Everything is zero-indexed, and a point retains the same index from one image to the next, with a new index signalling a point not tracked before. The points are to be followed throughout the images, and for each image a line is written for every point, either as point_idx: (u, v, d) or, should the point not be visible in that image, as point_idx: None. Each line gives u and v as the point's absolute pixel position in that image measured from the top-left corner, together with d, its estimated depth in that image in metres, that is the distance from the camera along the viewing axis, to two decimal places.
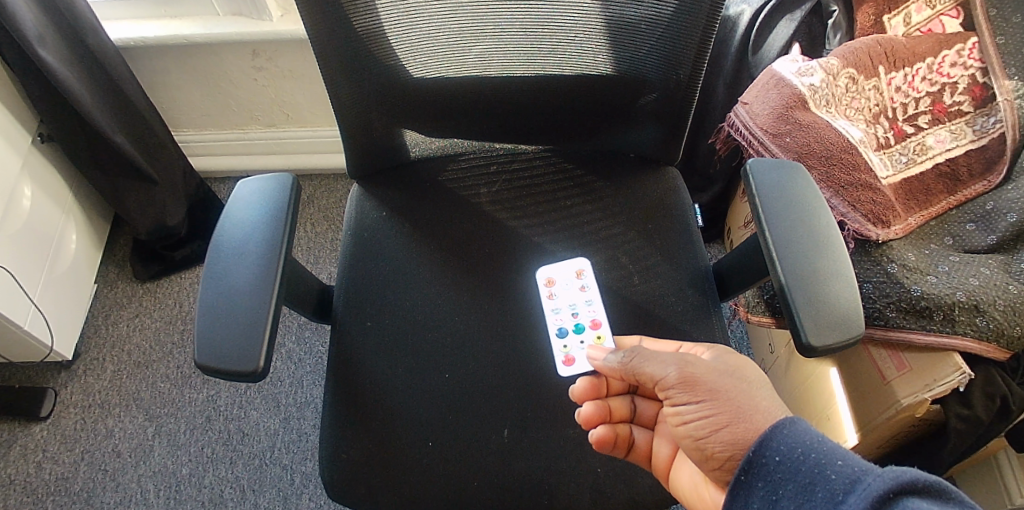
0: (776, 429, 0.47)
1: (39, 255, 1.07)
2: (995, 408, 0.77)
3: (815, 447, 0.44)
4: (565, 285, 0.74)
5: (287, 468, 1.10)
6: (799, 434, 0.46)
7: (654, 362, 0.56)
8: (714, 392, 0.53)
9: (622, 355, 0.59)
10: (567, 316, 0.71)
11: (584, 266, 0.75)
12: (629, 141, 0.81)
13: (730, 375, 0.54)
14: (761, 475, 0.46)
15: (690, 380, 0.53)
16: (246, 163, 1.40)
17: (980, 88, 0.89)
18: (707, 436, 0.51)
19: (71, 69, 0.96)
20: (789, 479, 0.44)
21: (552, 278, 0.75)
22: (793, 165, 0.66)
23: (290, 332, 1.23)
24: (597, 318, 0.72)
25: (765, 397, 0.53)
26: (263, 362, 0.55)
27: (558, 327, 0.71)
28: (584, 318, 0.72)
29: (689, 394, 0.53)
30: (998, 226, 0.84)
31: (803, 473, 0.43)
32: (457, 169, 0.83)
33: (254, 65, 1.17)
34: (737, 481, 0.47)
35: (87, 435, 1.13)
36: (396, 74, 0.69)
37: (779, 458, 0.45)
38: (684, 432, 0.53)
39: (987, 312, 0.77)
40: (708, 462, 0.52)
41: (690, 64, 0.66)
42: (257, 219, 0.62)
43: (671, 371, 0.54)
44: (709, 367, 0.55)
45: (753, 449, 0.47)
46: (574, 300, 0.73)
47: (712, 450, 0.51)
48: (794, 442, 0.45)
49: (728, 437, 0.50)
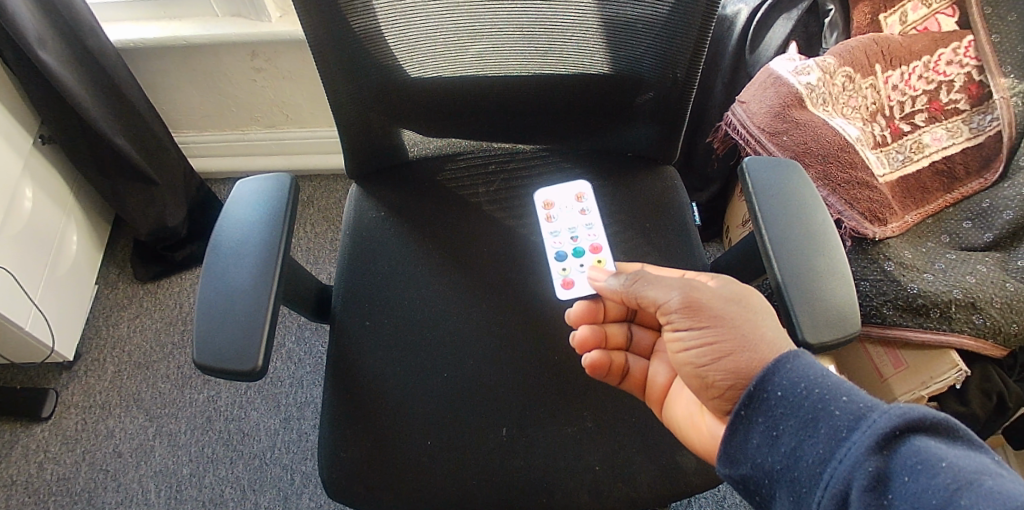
0: (779, 364, 0.47)
1: (41, 257, 1.08)
2: (992, 405, 0.80)
3: (819, 383, 0.45)
4: (564, 209, 0.77)
5: (287, 468, 1.10)
6: (802, 368, 0.46)
7: (657, 286, 0.56)
8: (718, 319, 0.52)
9: (626, 279, 0.59)
10: (566, 240, 0.75)
11: (585, 190, 0.78)
12: (627, 140, 0.81)
13: (735, 302, 0.53)
14: (763, 411, 0.46)
15: (694, 307, 0.53)
16: (246, 164, 1.41)
17: (976, 86, 0.90)
18: (707, 364, 0.52)
19: (71, 70, 0.96)
20: (791, 414, 0.44)
21: (551, 200, 0.78)
22: (790, 163, 0.66)
23: (290, 332, 1.23)
24: (597, 243, 0.75)
25: (771, 329, 0.52)
26: (262, 362, 0.55)
27: (557, 252, 0.74)
28: (584, 242, 0.75)
29: (691, 320, 0.53)
30: (994, 224, 0.85)
31: (806, 410, 0.44)
32: (456, 169, 0.83)
33: (253, 66, 1.18)
34: (737, 414, 0.47)
35: (88, 435, 1.13)
36: (393, 74, 0.69)
37: (782, 394, 0.45)
38: (685, 359, 0.54)
39: (983, 309, 0.78)
40: (708, 391, 0.53)
41: (687, 63, 0.66)
42: (256, 219, 0.63)
43: (674, 297, 0.54)
44: (714, 293, 0.54)
45: (756, 384, 0.47)
46: (574, 223, 0.76)
47: (713, 378, 0.52)
48: (798, 378, 0.46)
49: (730, 366, 0.51)
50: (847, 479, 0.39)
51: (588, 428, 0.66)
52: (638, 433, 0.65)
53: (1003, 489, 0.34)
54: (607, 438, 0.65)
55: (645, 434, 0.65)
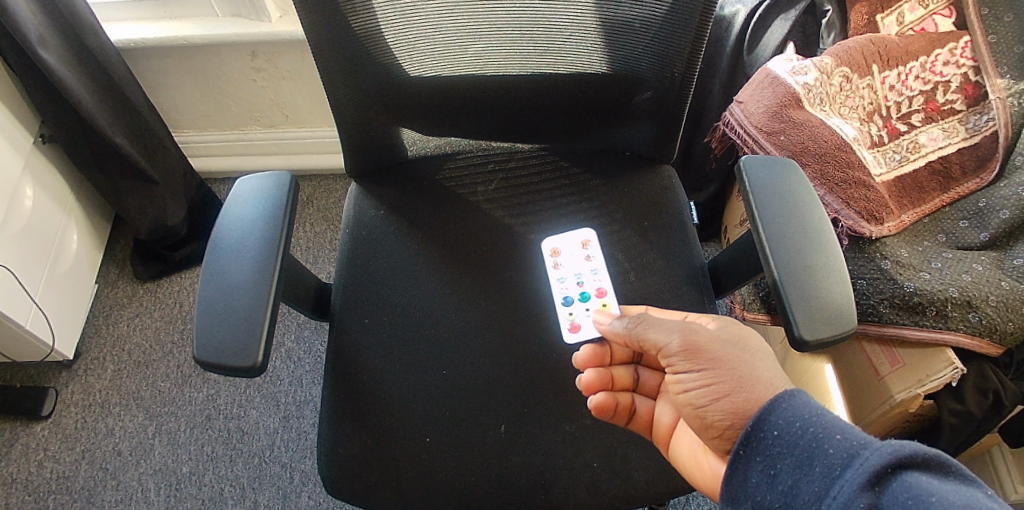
0: (775, 404, 0.47)
1: (41, 255, 1.08)
2: (988, 403, 0.80)
3: (814, 421, 0.45)
4: (570, 254, 0.75)
5: (287, 466, 1.11)
6: (798, 408, 0.46)
7: (657, 328, 0.57)
8: (716, 361, 0.53)
9: (627, 321, 0.60)
10: (572, 285, 0.73)
11: (591, 237, 0.77)
12: (625, 139, 0.81)
13: (734, 345, 0.54)
14: (760, 450, 0.46)
15: (693, 349, 0.54)
16: (246, 163, 1.41)
17: (972, 87, 0.91)
18: (707, 404, 0.52)
19: (72, 70, 0.97)
20: (787, 453, 0.45)
21: (557, 247, 0.76)
22: (787, 162, 0.67)
23: (290, 331, 1.24)
24: (602, 287, 0.74)
25: (767, 367, 0.53)
26: (262, 357, 0.55)
27: (563, 296, 0.73)
28: (590, 286, 0.73)
29: (691, 362, 0.54)
30: (991, 223, 0.85)
31: (802, 447, 0.44)
32: (455, 168, 0.83)
33: (253, 66, 1.18)
34: (736, 455, 0.48)
35: (88, 433, 1.14)
36: (393, 73, 0.70)
37: (778, 434, 0.46)
38: (685, 399, 0.54)
39: (980, 308, 0.79)
40: (708, 431, 0.53)
41: (684, 63, 0.66)
42: (256, 216, 0.63)
43: (675, 339, 0.55)
44: (713, 336, 0.55)
45: (752, 425, 0.47)
46: (579, 269, 0.74)
47: (712, 419, 0.52)
48: (793, 416, 0.46)
49: (728, 406, 0.51)
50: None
51: (586, 426, 0.66)
52: (636, 431, 0.65)
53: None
54: (605, 436, 0.65)
55: (644, 433, 0.65)
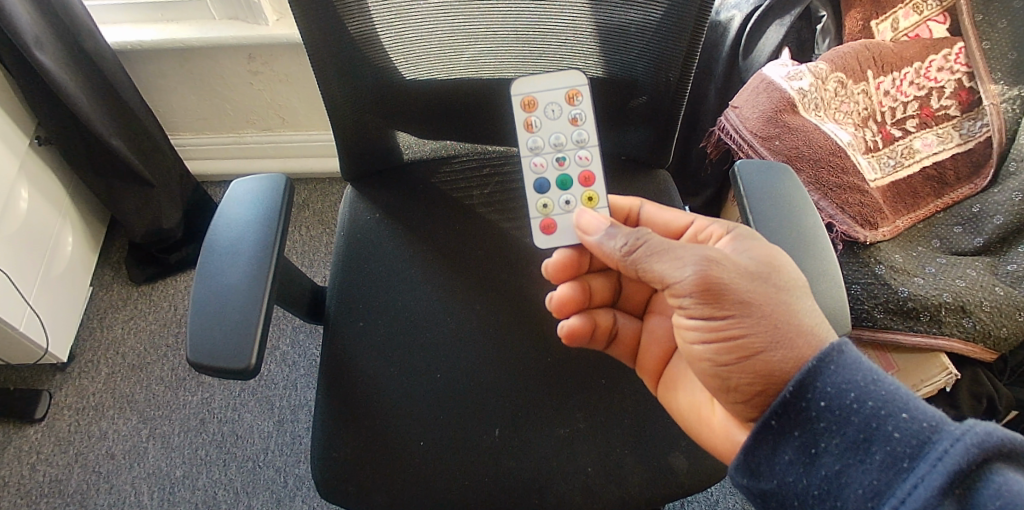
0: (822, 366, 0.42)
1: (36, 258, 1.08)
2: (982, 408, 0.82)
3: (872, 394, 0.41)
4: (548, 110, 0.63)
5: (281, 471, 1.10)
6: (850, 372, 0.42)
7: (665, 260, 0.49)
8: (744, 306, 0.47)
9: (626, 243, 0.53)
10: (551, 165, 0.63)
11: (580, 85, 0.62)
12: (621, 143, 0.81)
13: (761, 282, 0.48)
14: (799, 424, 0.42)
15: (713, 292, 0.47)
16: (241, 166, 1.40)
17: (966, 92, 0.92)
18: (728, 362, 0.48)
19: (68, 72, 0.97)
20: (836, 431, 0.41)
21: (534, 96, 0.63)
22: (782, 167, 0.67)
23: (285, 335, 1.23)
24: (588, 171, 0.63)
25: (806, 312, 0.48)
26: (255, 360, 0.55)
27: (537, 179, 0.63)
28: (572, 168, 0.63)
29: (713, 307, 0.48)
30: (985, 228, 0.86)
31: (855, 428, 0.40)
32: (450, 171, 0.83)
33: (250, 70, 1.19)
34: (767, 425, 0.44)
35: (81, 437, 1.13)
36: (388, 76, 0.70)
37: (825, 406, 0.42)
38: (702, 355, 0.50)
39: (973, 313, 0.79)
40: (729, 394, 0.50)
41: (680, 67, 0.66)
42: (251, 219, 0.63)
43: (688, 275, 0.48)
44: (739, 271, 0.48)
45: (793, 391, 0.43)
46: (561, 133, 0.63)
47: (735, 381, 0.48)
48: (846, 385, 0.41)
49: (757, 365, 0.47)
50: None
51: (581, 429, 0.66)
52: (631, 433, 0.65)
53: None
54: (600, 439, 0.65)
55: (639, 436, 0.65)
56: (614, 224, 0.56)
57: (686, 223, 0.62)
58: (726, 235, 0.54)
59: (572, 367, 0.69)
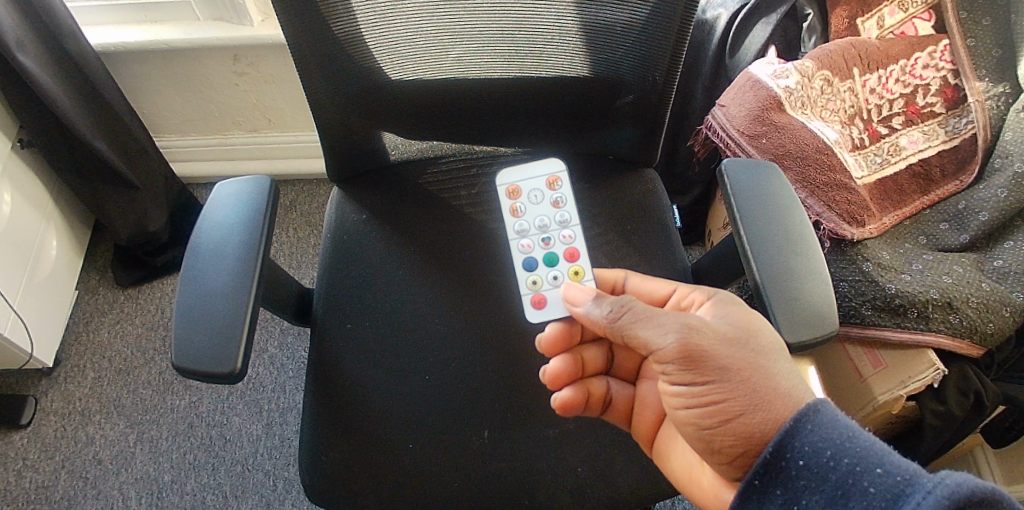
0: (798, 426, 0.42)
1: (21, 262, 1.07)
2: (969, 403, 0.80)
3: (848, 451, 0.40)
4: (531, 196, 0.67)
5: (270, 474, 1.10)
6: (826, 430, 0.41)
7: (648, 325, 0.49)
8: (724, 372, 0.46)
9: (610, 309, 0.52)
10: (537, 246, 0.65)
11: (560, 171, 0.68)
12: (609, 142, 0.81)
13: (743, 346, 0.47)
14: (780, 482, 0.42)
15: (694, 358, 0.47)
16: (228, 168, 1.39)
17: (951, 90, 0.92)
18: (713, 428, 0.47)
19: (51, 74, 0.96)
20: (815, 489, 0.40)
21: (517, 185, 0.67)
22: (768, 165, 0.67)
23: (273, 338, 1.23)
24: (573, 248, 0.65)
25: (784, 374, 0.47)
26: (241, 364, 0.55)
27: (526, 259, 0.65)
28: (558, 247, 0.65)
29: (695, 374, 0.47)
30: (971, 224, 0.86)
31: (833, 484, 0.40)
32: (437, 172, 0.83)
33: (235, 70, 1.18)
34: (750, 484, 0.43)
35: (68, 442, 1.12)
36: (374, 77, 0.69)
37: (803, 464, 0.41)
38: (686, 418, 0.49)
39: (960, 309, 0.79)
40: (714, 455, 0.49)
41: (665, 67, 0.66)
42: (234, 223, 0.62)
43: (670, 341, 0.47)
44: (718, 336, 0.47)
45: (772, 450, 0.42)
46: (545, 216, 0.67)
47: (720, 443, 0.47)
48: (821, 442, 0.41)
49: (740, 430, 0.46)
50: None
51: (571, 430, 0.66)
52: (620, 434, 0.65)
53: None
54: (589, 442, 0.65)
55: (627, 437, 0.65)
56: (599, 295, 0.55)
57: (669, 292, 0.61)
58: (708, 301, 0.54)
59: None
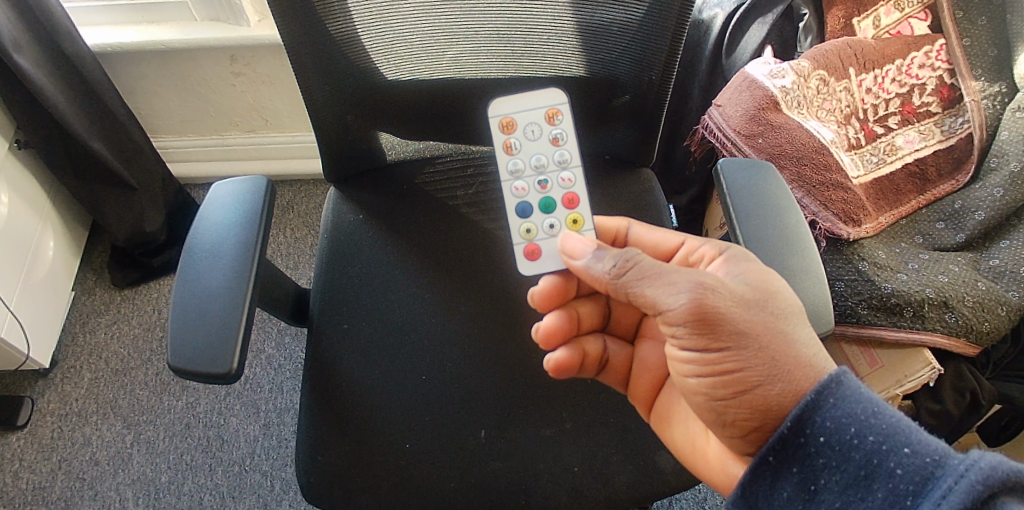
0: (820, 400, 0.42)
1: (18, 263, 1.07)
2: (965, 402, 0.81)
3: (872, 427, 0.40)
4: (528, 131, 0.63)
5: (267, 474, 1.09)
6: (849, 406, 0.41)
7: (658, 284, 0.48)
8: (740, 338, 0.46)
9: (614, 263, 0.51)
10: (533, 190, 0.62)
11: (560, 104, 0.63)
12: (605, 142, 0.81)
13: (758, 310, 0.47)
14: (801, 458, 0.42)
15: (708, 320, 0.46)
16: (225, 169, 1.39)
17: (948, 89, 0.92)
18: (726, 397, 0.48)
19: (47, 75, 0.96)
20: (836, 466, 0.41)
21: (513, 118, 0.63)
22: (764, 164, 0.67)
23: (270, 338, 1.23)
24: (571, 192, 0.62)
25: (804, 342, 0.47)
26: (237, 364, 0.55)
27: (520, 203, 0.62)
28: (555, 190, 0.63)
29: (706, 337, 0.47)
30: (966, 224, 0.86)
31: (856, 463, 0.40)
32: (434, 171, 0.83)
33: (231, 71, 1.18)
34: (765, 460, 0.43)
35: (64, 443, 1.12)
36: (370, 77, 0.69)
37: (824, 441, 0.41)
38: (698, 388, 0.50)
39: (956, 308, 0.79)
40: (726, 428, 0.49)
41: (661, 66, 0.66)
42: (232, 220, 0.62)
43: (683, 301, 0.46)
44: (734, 298, 0.47)
45: (793, 424, 0.42)
46: (542, 154, 0.63)
47: (734, 415, 0.48)
48: (845, 420, 0.41)
49: (755, 400, 0.46)
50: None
51: (568, 429, 0.66)
52: (618, 432, 0.65)
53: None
54: (587, 440, 0.65)
55: (625, 435, 0.65)
56: (601, 246, 0.54)
57: (676, 245, 0.61)
58: (720, 257, 0.53)
59: None
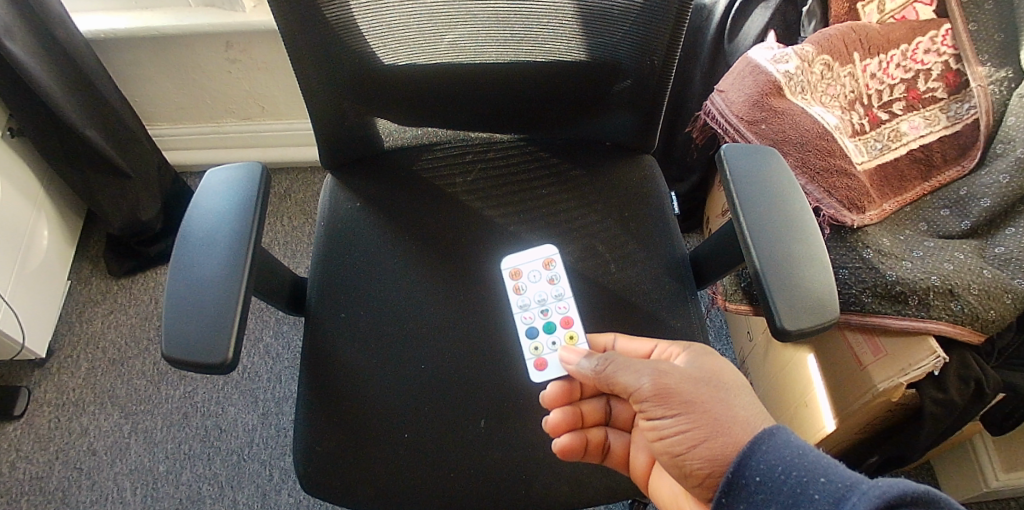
0: (754, 447, 0.46)
1: (10, 252, 1.05)
2: (970, 391, 0.78)
3: (799, 464, 0.44)
4: (531, 275, 0.72)
5: (266, 464, 1.09)
6: (779, 448, 0.45)
7: (627, 371, 0.54)
8: (687, 404, 0.51)
9: (597, 363, 0.57)
10: (536, 315, 0.69)
11: (553, 254, 0.73)
12: (606, 129, 0.80)
13: (704, 383, 0.52)
14: (742, 499, 0.45)
15: (663, 393, 0.52)
16: (221, 156, 1.38)
17: (953, 75, 0.91)
18: (686, 452, 0.50)
19: (40, 61, 0.94)
20: (770, 501, 0.43)
21: (518, 268, 0.72)
22: (768, 151, 0.66)
23: (267, 327, 1.22)
24: (568, 315, 0.69)
25: (743, 405, 0.52)
26: (233, 354, 0.53)
27: (527, 328, 0.69)
28: (555, 316, 0.69)
29: (664, 408, 0.52)
30: (972, 210, 0.85)
31: (787, 495, 0.43)
32: (432, 158, 0.82)
33: (227, 57, 1.16)
34: (719, 504, 0.46)
35: (61, 433, 1.11)
36: (366, 62, 0.68)
37: (759, 480, 0.44)
38: (662, 447, 0.52)
39: (961, 296, 0.77)
40: (688, 481, 0.51)
41: (664, 50, 0.65)
42: (227, 209, 0.61)
43: (644, 382, 0.53)
44: (684, 376, 0.53)
45: (734, 470, 0.46)
46: (545, 294, 0.71)
47: (692, 466, 0.50)
48: (774, 459, 0.45)
49: (707, 452, 0.49)
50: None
51: None
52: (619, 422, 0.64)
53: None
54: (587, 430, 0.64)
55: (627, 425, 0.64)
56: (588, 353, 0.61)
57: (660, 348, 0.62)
58: (683, 352, 0.59)
59: None
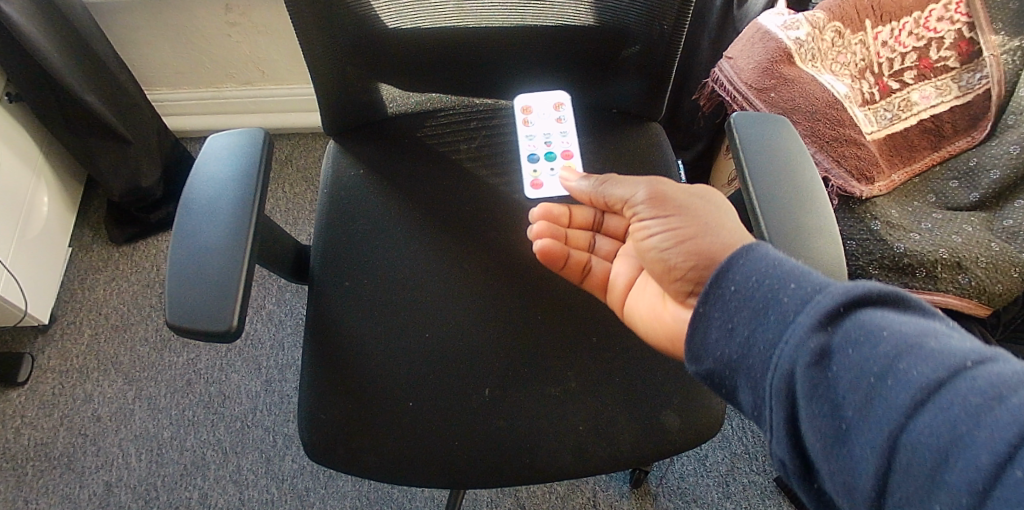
0: (732, 260, 0.44)
1: (10, 219, 1.04)
2: None
3: (773, 271, 0.42)
4: (540, 113, 0.78)
5: (270, 430, 1.10)
6: (756, 260, 0.43)
7: (622, 184, 0.58)
8: (680, 208, 0.53)
9: (593, 180, 0.62)
10: (540, 143, 0.77)
11: (565, 99, 0.78)
12: (613, 95, 0.79)
13: (699, 197, 0.54)
14: (713, 305, 0.44)
15: (658, 197, 0.54)
16: (221, 122, 1.36)
17: (966, 43, 0.88)
18: (669, 248, 0.51)
19: (36, 23, 0.92)
20: (743, 308, 0.42)
21: (530, 105, 0.78)
22: (779, 119, 0.64)
23: (270, 294, 1.22)
24: (568, 148, 0.77)
25: (732, 224, 0.52)
26: (238, 321, 0.53)
27: (528, 153, 0.77)
28: (557, 147, 0.77)
29: (656, 210, 0.53)
30: (981, 182, 0.84)
31: (759, 300, 0.41)
32: (436, 125, 0.80)
33: (227, 20, 1.14)
34: (695, 315, 0.45)
35: (66, 399, 1.12)
36: (368, 25, 0.66)
37: (735, 289, 0.43)
38: (649, 246, 0.53)
39: (969, 269, 0.78)
40: (670, 280, 0.52)
41: (675, 14, 0.64)
42: (229, 175, 0.60)
43: (640, 190, 0.56)
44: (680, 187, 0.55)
45: (710, 282, 0.44)
46: (549, 129, 0.77)
47: (674, 261, 0.51)
48: (751, 269, 0.42)
49: (691, 248, 0.50)
50: (790, 372, 0.37)
51: (572, 388, 0.65)
52: (622, 391, 0.65)
53: (940, 350, 0.34)
54: (591, 399, 0.64)
55: (631, 394, 0.64)
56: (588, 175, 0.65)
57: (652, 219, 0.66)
58: None
59: (565, 323, 0.68)
